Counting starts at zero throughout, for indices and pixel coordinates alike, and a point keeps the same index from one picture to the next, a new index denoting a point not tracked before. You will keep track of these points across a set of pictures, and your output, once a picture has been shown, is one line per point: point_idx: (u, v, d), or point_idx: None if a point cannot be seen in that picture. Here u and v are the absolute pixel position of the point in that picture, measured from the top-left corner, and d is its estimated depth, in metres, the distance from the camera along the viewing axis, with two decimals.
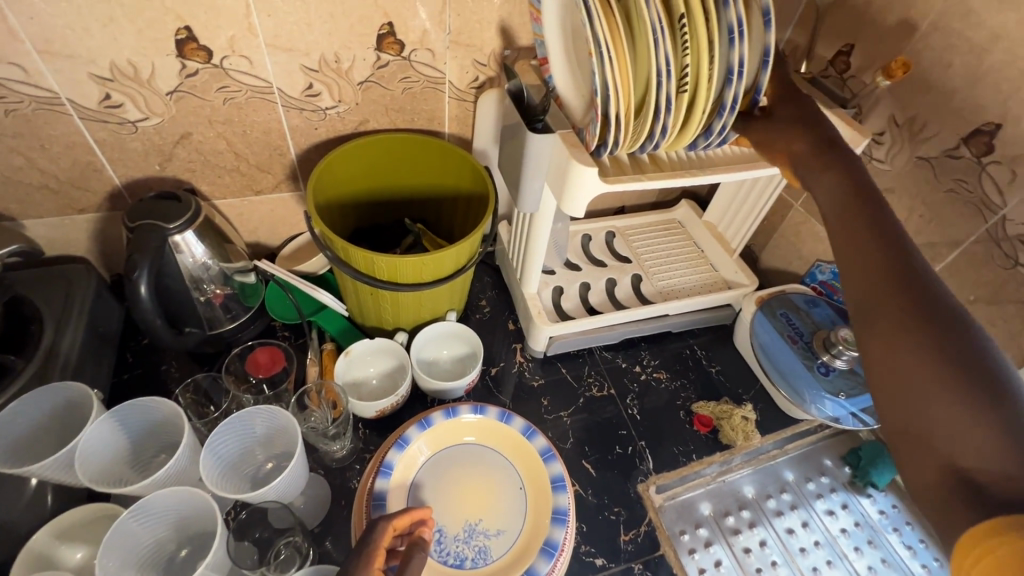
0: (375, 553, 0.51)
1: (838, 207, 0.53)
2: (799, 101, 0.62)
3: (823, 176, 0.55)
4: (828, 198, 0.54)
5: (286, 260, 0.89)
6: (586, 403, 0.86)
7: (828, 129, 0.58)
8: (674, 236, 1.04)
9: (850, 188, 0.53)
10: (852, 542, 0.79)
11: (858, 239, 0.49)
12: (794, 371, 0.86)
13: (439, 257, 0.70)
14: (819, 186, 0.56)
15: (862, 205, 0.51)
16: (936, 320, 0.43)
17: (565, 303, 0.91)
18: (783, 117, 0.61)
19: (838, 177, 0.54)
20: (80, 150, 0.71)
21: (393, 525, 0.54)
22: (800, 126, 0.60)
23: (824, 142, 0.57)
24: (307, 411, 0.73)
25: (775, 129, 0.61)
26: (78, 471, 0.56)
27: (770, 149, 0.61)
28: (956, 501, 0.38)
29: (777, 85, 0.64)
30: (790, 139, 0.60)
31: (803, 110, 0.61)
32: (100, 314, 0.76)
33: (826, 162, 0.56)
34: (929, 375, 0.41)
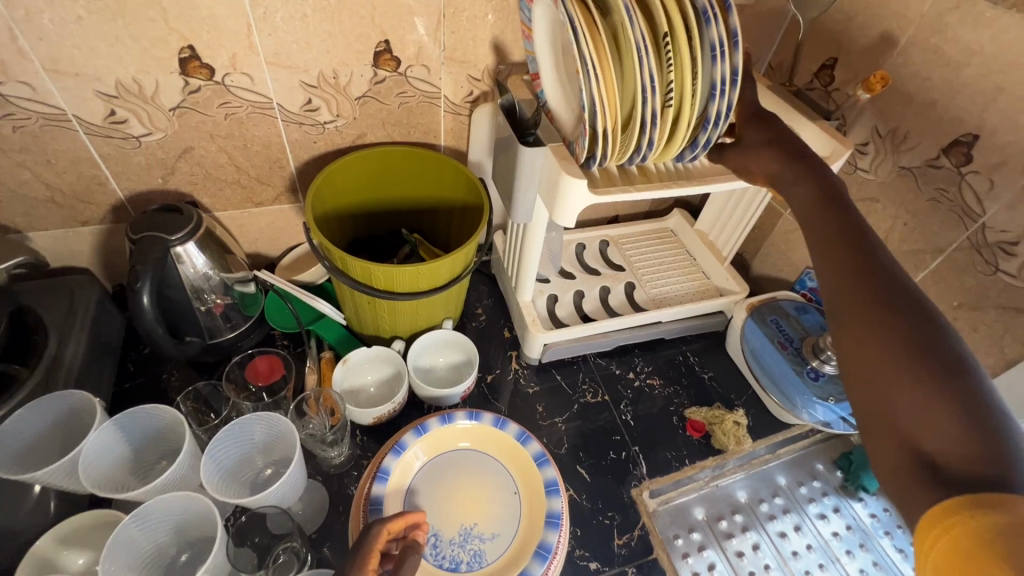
0: (369, 555, 0.52)
1: (811, 212, 0.56)
2: (768, 122, 0.65)
3: (795, 186, 0.59)
4: (802, 206, 0.57)
5: (284, 269, 0.91)
6: (581, 409, 0.87)
7: (794, 143, 0.61)
8: (667, 244, 1.06)
9: (823, 195, 0.56)
10: (844, 546, 0.80)
11: (828, 239, 0.53)
12: (784, 376, 0.87)
13: (435, 267, 0.72)
14: (792, 195, 0.59)
15: (830, 209, 0.54)
16: (899, 310, 0.45)
17: (559, 311, 0.92)
18: (758, 141, 0.64)
19: (809, 185, 0.57)
20: (85, 164, 0.73)
21: (386, 529, 0.55)
22: (768, 147, 0.63)
23: (792, 158, 0.60)
24: (305, 417, 0.75)
25: (746, 152, 0.65)
26: (81, 477, 0.57)
27: (745, 172, 0.65)
28: (918, 482, 0.39)
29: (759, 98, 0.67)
30: (761, 161, 0.63)
31: (768, 131, 0.64)
32: (102, 324, 0.78)
33: (796, 174, 0.59)
34: (893, 365, 0.43)
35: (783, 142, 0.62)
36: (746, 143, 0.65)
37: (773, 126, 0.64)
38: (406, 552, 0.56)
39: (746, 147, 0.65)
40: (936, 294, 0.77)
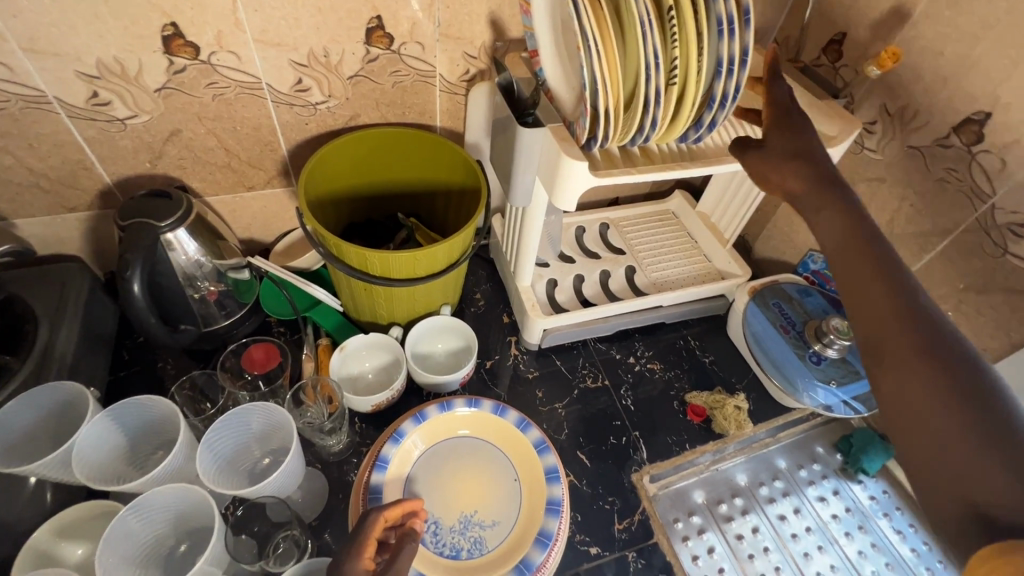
0: (366, 543, 0.52)
1: (839, 243, 0.53)
2: (797, 130, 0.60)
3: (819, 209, 0.55)
4: (827, 233, 0.54)
5: (279, 256, 0.89)
6: (580, 394, 0.86)
7: (820, 158, 0.57)
8: (668, 226, 1.04)
9: (851, 219, 0.53)
10: (843, 527, 0.81)
11: (858, 271, 0.50)
12: (786, 360, 0.86)
13: (432, 252, 0.70)
14: (817, 219, 0.56)
15: (860, 239, 0.52)
16: (943, 356, 0.44)
17: (559, 296, 0.91)
18: (789, 150, 0.58)
19: (835, 209, 0.54)
20: (70, 148, 0.70)
21: (384, 516, 0.54)
22: (795, 158, 0.58)
23: (819, 176, 0.56)
24: (303, 406, 0.74)
25: (768, 159, 0.59)
26: (76, 469, 0.57)
27: (763, 181, 0.59)
28: (970, 536, 0.38)
29: (775, 95, 0.62)
30: (785, 174, 0.58)
31: (799, 139, 0.59)
32: (94, 312, 0.76)
33: (822, 196, 0.56)
34: (938, 409, 0.42)
35: (816, 160, 0.57)
36: (773, 148, 0.59)
37: (806, 135, 0.59)
38: (404, 539, 0.54)
39: (774, 152, 0.59)
40: (942, 277, 0.76)
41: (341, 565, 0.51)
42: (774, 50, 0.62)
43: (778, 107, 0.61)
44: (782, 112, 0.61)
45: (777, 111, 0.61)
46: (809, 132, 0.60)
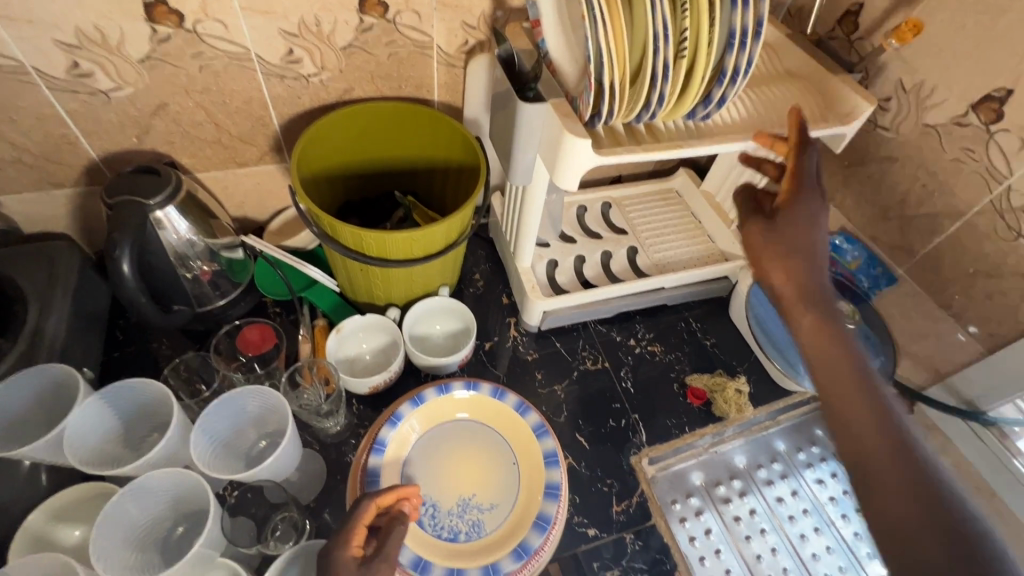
0: (354, 530, 0.52)
1: (819, 351, 0.52)
2: (812, 212, 0.55)
3: (803, 319, 0.53)
4: (811, 345, 0.53)
5: (273, 235, 0.88)
6: (580, 376, 0.86)
7: (816, 252, 0.55)
8: (671, 206, 1.02)
9: (832, 327, 0.52)
10: (840, 509, 0.82)
11: (840, 386, 0.50)
12: (788, 342, 0.85)
13: (430, 232, 0.68)
14: (802, 328, 0.53)
15: (841, 352, 0.51)
16: (927, 491, 0.43)
17: (559, 277, 0.89)
18: (794, 243, 0.55)
19: (816, 313, 0.53)
20: (52, 122, 0.68)
21: (376, 503, 0.55)
22: (796, 255, 0.55)
23: (813, 282, 0.54)
24: (299, 388, 0.73)
25: (771, 242, 0.56)
26: (67, 453, 0.56)
27: (759, 263, 0.57)
28: None
29: (801, 164, 0.57)
30: (780, 269, 0.55)
31: (809, 230, 0.54)
32: (85, 292, 0.75)
33: (811, 306, 0.53)
34: (927, 553, 0.42)
35: (818, 262, 0.54)
36: (776, 231, 0.55)
37: (818, 228, 0.55)
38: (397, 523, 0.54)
39: (776, 236, 0.55)
40: (950, 260, 0.75)
41: (329, 551, 0.51)
42: (798, 113, 0.56)
43: (799, 179, 0.56)
44: (805, 189, 0.56)
45: (797, 187, 0.56)
46: (822, 215, 0.55)
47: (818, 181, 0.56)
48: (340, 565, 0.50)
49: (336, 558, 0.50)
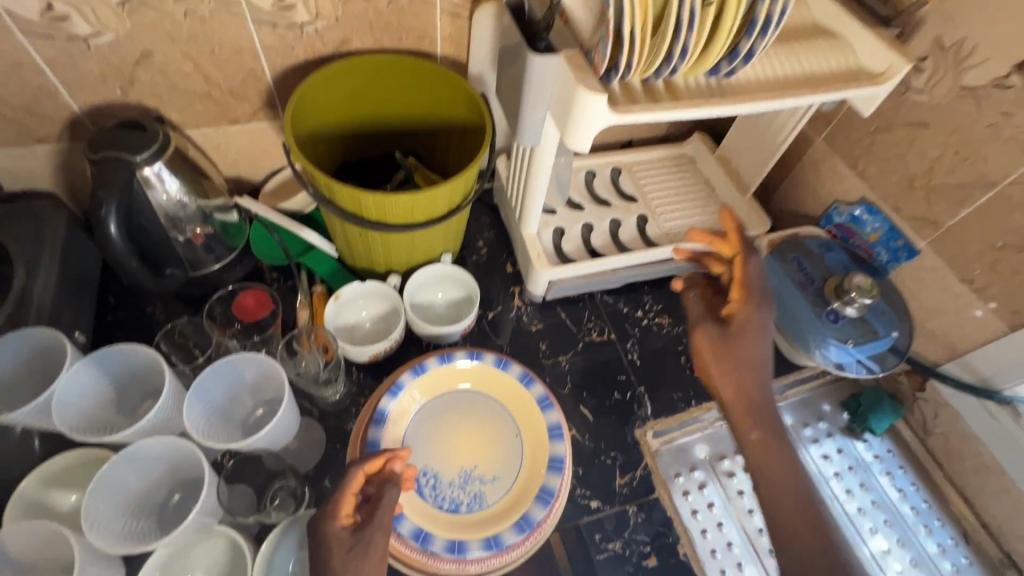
0: (343, 501, 0.52)
1: (754, 436, 0.60)
2: (756, 321, 0.62)
3: (749, 432, 0.60)
4: (754, 456, 0.59)
5: (268, 197, 0.84)
6: (585, 347, 0.84)
7: (757, 354, 0.62)
8: (684, 172, 0.98)
9: (765, 418, 0.60)
10: (844, 485, 0.81)
11: (771, 466, 0.58)
12: (802, 316, 0.83)
13: (432, 195, 0.65)
14: (749, 441, 0.60)
15: (772, 436, 0.60)
16: (836, 555, 0.52)
17: (566, 246, 0.86)
18: (743, 355, 0.61)
19: (750, 406, 0.61)
20: (29, 70, 0.63)
21: (364, 470, 0.53)
22: (744, 366, 0.61)
23: (755, 393, 0.61)
24: (297, 356, 0.71)
25: (720, 348, 0.63)
26: (56, 420, 0.54)
27: (707, 364, 0.63)
28: None
29: (748, 272, 0.64)
30: (728, 380, 0.62)
31: (756, 344, 0.61)
32: (74, 254, 0.72)
33: (755, 420, 0.60)
34: None
35: (764, 374, 0.62)
36: (729, 340, 0.62)
37: (764, 337, 0.62)
38: (389, 489, 0.54)
39: (728, 346, 0.62)
40: (977, 234, 0.71)
41: (319, 521, 0.51)
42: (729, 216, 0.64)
43: (746, 286, 0.64)
44: (753, 298, 0.63)
45: (746, 293, 0.63)
46: (765, 322, 0.63)
47: (764, 288, 0.64)
48: (331, 537, 0.50)
49: (326, 529, 0.50)
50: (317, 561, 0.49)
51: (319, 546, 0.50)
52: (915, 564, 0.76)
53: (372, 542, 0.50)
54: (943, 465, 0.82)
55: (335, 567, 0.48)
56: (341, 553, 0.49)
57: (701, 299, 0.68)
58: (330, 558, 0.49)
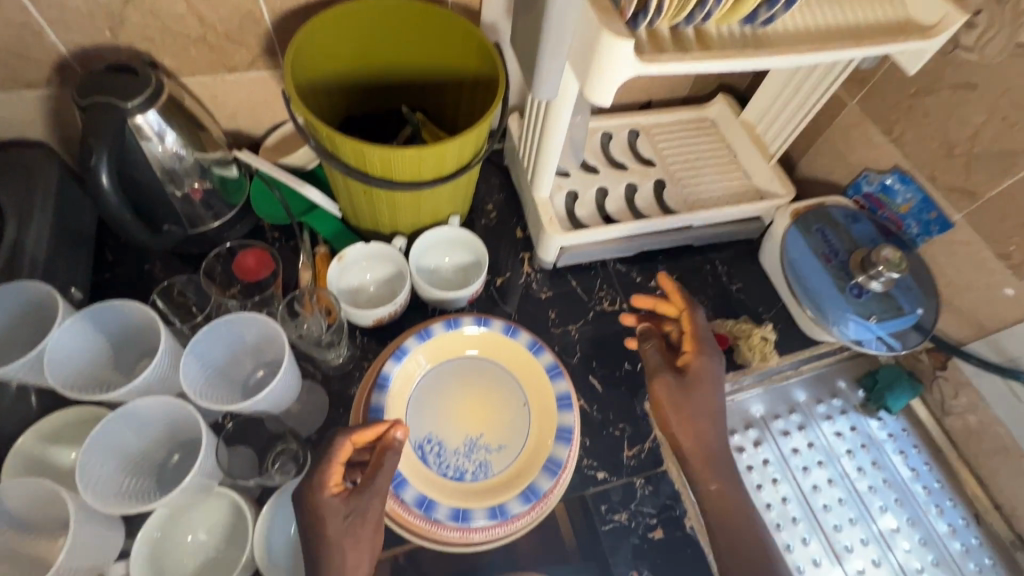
0: (330, 472, 0.50)
1: (711, 487, 0.61)
2: (706, 373, 0.63)
3: (710, 486, 0.61)
4: (716, 509, 0.60)
5: (269, 151, 0.81)
6: (595, 317, 0.81)
7: (711, 405, 0.62)
8: (705, 137, 0.93)
9: (720, 467, 0.61)
10: (855, 463, 0.79)
11: (726, 515, 0.60)
12: (824, 290, 0.79)
13: (440, 151, 0.61)
14: (711, 493, 0.61)
15: (727, 482, 0.61)
16: None
17: (579, 211, 0.82)
18: (700, 407, 0.62)
19: (704, 453, 0.62)
20: (11, 7, 0.59)
21: (352, 440, 0.52)
22: (701, 418, 0.62)
23: (713, 445, 0.62)
24: (299, 317, 0.69)
25: (678, 401, 0.62)
26: (49, 376, 0.53)
27: (667, 419, 0.63)
28: None
29: (693, 323, 0.65)
30: (689, 434, 0.62)
31: (710, 394, 0.62)
32: (68, 208, 0.69)
33: (715, 471, 0.61)
34: None
35: (720, 427, 0.62)
36: (687, 394, 0.62)
37: (716, 386, 0.63)
38: (383, 457, 0.51)
39: (686, 399, 0.62)
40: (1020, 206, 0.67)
41: (306, 493, 0.50)
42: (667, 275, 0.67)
43: (695, 337, 0.65)
44: (705, 349, 0.64)
45: (697, 346, 0.64)
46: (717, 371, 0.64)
47: (711, 336, 0.65)
48: (323, 509, 0.50)
49: (317, 500, 0.50)
50: (311, 529, 0.50)
51: (311, 516, 0.50)
52: (924, 543, 0.75)
53: (366, 509, 0.51)
54: (959, 446, 0.80)
55: (331, 537, 0.49)
56: (335, 525, 0.49)
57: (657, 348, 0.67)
58: (324, 528, 0.49)
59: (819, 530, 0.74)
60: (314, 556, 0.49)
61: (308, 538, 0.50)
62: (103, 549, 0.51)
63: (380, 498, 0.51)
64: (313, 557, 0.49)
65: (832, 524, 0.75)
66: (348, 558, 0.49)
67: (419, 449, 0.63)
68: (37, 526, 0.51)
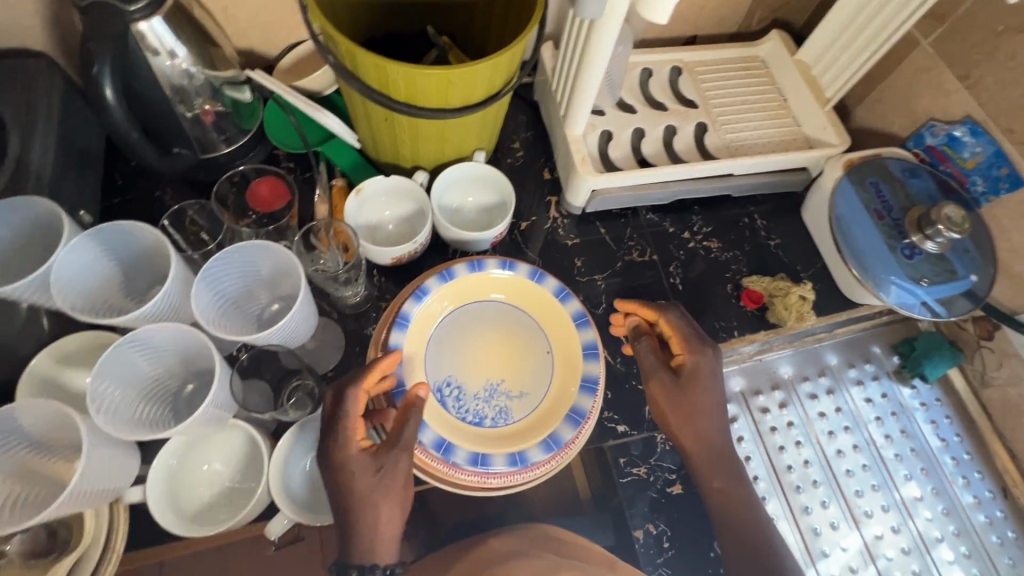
0: (354, 427, 0.52)
1: (717, 484, 0.58)
2: (699, 372, 0.59)
3: (713, 484, 0.59)
4: (720, 506, 0.58)
5: (283, 74, 0.75)
6: (623, 268, 0.77)
7: (711, 401, 0.59)
8: (754, 77, 0.84)
9: (723, 463, 0.59)
10: (883, 430, 0.76)
11: (729, 511, 0.58)
12: (872, 249, 0.74)
13: (470, 74, 0.55)
14: (714, 492, 0.59)
15: (729, 475, 0.59)
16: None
17: (613, 153, 0.77)
18: (699, 406, 0.59)
19: (707, 449, 0.59)
20: None
21: (365, 389, 0.53)
22: (703, 415, 0.59)
23: (717, 441, 0.59)
24: (316, 252, 0.66)
25: (674, 402, 0.59)
26: (56, 297, 0.51)
27: (667, 420, 0.60)
28: None
29: (671, 324, 0.61)
30: (690, 431, 0.59)
31: (708, 390, 0.59)
32: (74, 125, 0.66)
33: (720, 468, 0.59)
34: None
35: (723, 422, 0.60)
36: (683, 394, 0.59)
37: (714, 381, 0.60)
38: (406, 412, 0.52)
39: (684, 399, 0.59)
40: None
41: (333, 448, 0.51)
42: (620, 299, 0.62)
43: (679, 336, 0.61)
44: (694, 345, 0.60)
45: (683, 346, 0.60)
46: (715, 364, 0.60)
47: (698, 331, 0.61)
48: (353, 465, 0.51)
49: (346, 456, 0.51)
50: (341, 484, 0.51)
51: (341, 471, 0.51)
52: (946, 513, 0.73)
53: (395, 462, 0.51)
54: (995, 420, 0.76)
55: (361, 491, 0.50)
56: (366, 480, 0.51)
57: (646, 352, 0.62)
58: (355, 483, 0.50)
59: (839, 494, 0.73)
60: (349, 509, 0.51)
61: (338, 493, 0.51)
62: (118, 473, 0.50)
63: (405, 451, 0.51)
64: (348, 509, 0.51)
65: (853, 489, 0.73)
66: (381, 511, 0.51)
67: (438, 393, 0.61)
68: (53, 446, 0.50)
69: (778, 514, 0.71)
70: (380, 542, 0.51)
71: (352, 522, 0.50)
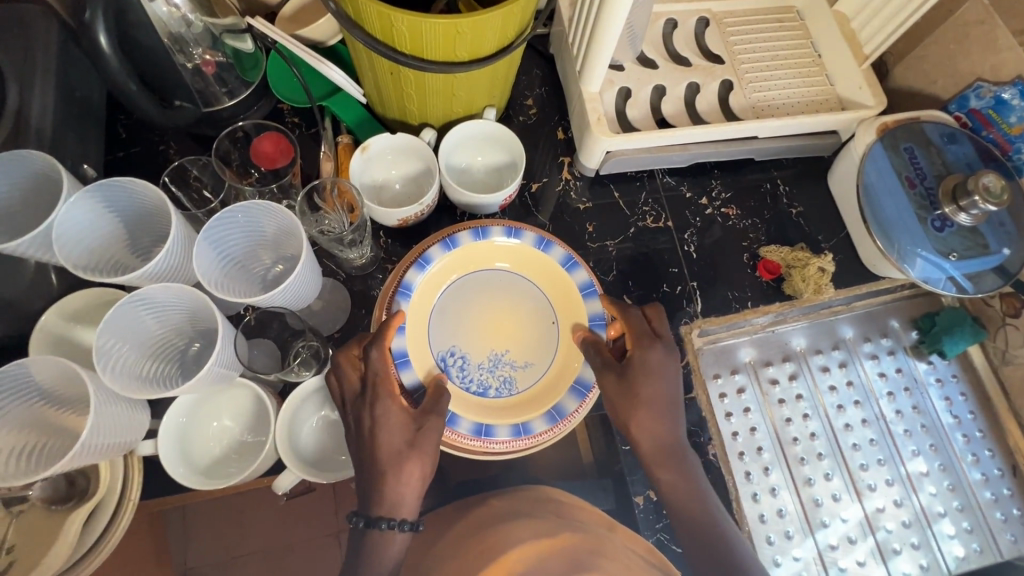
0: (391, 385, 0.54)
1: (666, 477, 0.57)
2: (656, 372, 0.57)
3: (661, 477, 0.57)
4: (669, 498, 0.57)
5: (286, 22, 0.71)
6: (635, 234, 0.75)
7: (670, 392, 0.57)
8: (788, 30, 0.78)
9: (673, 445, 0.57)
10: (894, 406, 0.75)
11: (685, 495, 0.56)
12: (899, 220, 0.70)
13: (480, 23, 0.52)
14: (663, 484, 0.57)
15: (677, 450, 0.57)
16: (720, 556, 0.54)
17: (630, 112, 0.73)
18: (647, 399, 0.56)
19: (663, 430, 0.57)
20: None
21: (384, 352, 0.55)
22: (646, 408, 0.56)
23: (667, 436, 0.57)
24: (320, 212, 0.66)
25: (622, 393, 0.56)
26: (60, 254, 0.51)
27: (617, 413, 0.57)
28: None
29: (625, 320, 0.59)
30: (642, 429, 0.57)
31: (653, 384, 0.56)
32: (73, 76, 0.64)
33: (667, 461, 0.57)
34: None
35: (678, 404, 0.58)
36: (629, 387, 0.56)
37: (661, 378, 0.57)
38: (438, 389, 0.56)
39: (629, 392, 0.56)
40: None
41: (376, 404, 0.53)
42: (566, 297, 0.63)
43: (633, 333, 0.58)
44: (646, 341, 0.58)
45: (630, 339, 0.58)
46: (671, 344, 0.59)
47: (655, 330, 0.59)
48: (392, 423, 0.53)
49: (386, 413, 0.53)
50: (366, 443, 0.53)
51: (377, 432, 0.53)
52: (951, 489, 0.73)
53: (426, 421, 0.54)
54: (1012, 399, 0.74)
55: (388, 448, 0.52)
56: (402, 438, 0.53)
57: (596, 351, 0.58)
58: (388, 439, 0.53)
59: (843, 467, 0.72)
60: (382, 464, 0.52)
61: (362, 456, 0.53)
62: (130, 426, 0.52)
63: (443, 418, 0.54)
64: (378, 469, 0.52)
65: (858, 463, 0.73)
66: (414, 468, 0.53)
67: (441, 362, 0.61)
68: (67, 400, 0.52)
69: (780, 485, 0.71)
70: (407, 497, 0.53)
71: (383, 478, 0.52)
